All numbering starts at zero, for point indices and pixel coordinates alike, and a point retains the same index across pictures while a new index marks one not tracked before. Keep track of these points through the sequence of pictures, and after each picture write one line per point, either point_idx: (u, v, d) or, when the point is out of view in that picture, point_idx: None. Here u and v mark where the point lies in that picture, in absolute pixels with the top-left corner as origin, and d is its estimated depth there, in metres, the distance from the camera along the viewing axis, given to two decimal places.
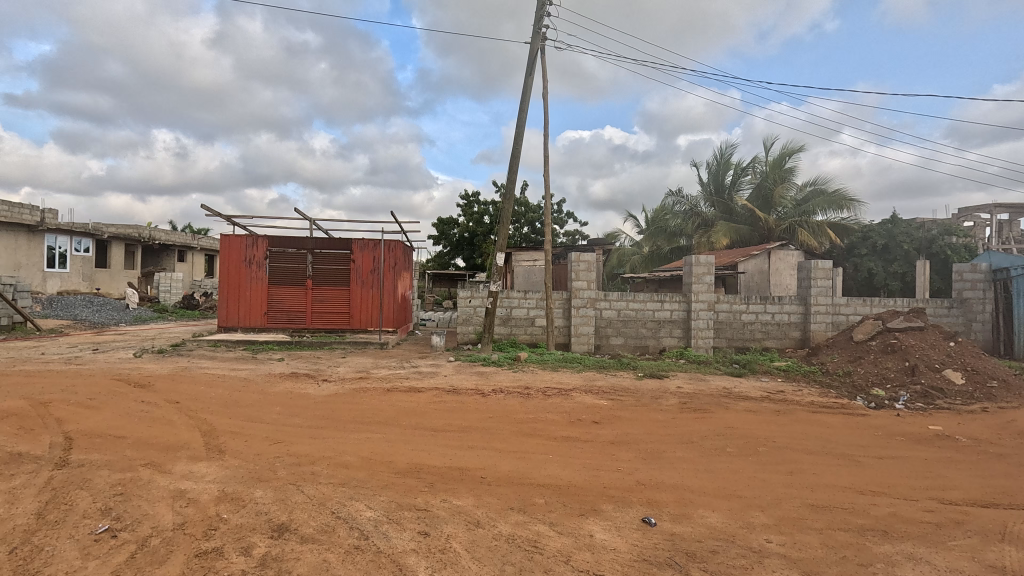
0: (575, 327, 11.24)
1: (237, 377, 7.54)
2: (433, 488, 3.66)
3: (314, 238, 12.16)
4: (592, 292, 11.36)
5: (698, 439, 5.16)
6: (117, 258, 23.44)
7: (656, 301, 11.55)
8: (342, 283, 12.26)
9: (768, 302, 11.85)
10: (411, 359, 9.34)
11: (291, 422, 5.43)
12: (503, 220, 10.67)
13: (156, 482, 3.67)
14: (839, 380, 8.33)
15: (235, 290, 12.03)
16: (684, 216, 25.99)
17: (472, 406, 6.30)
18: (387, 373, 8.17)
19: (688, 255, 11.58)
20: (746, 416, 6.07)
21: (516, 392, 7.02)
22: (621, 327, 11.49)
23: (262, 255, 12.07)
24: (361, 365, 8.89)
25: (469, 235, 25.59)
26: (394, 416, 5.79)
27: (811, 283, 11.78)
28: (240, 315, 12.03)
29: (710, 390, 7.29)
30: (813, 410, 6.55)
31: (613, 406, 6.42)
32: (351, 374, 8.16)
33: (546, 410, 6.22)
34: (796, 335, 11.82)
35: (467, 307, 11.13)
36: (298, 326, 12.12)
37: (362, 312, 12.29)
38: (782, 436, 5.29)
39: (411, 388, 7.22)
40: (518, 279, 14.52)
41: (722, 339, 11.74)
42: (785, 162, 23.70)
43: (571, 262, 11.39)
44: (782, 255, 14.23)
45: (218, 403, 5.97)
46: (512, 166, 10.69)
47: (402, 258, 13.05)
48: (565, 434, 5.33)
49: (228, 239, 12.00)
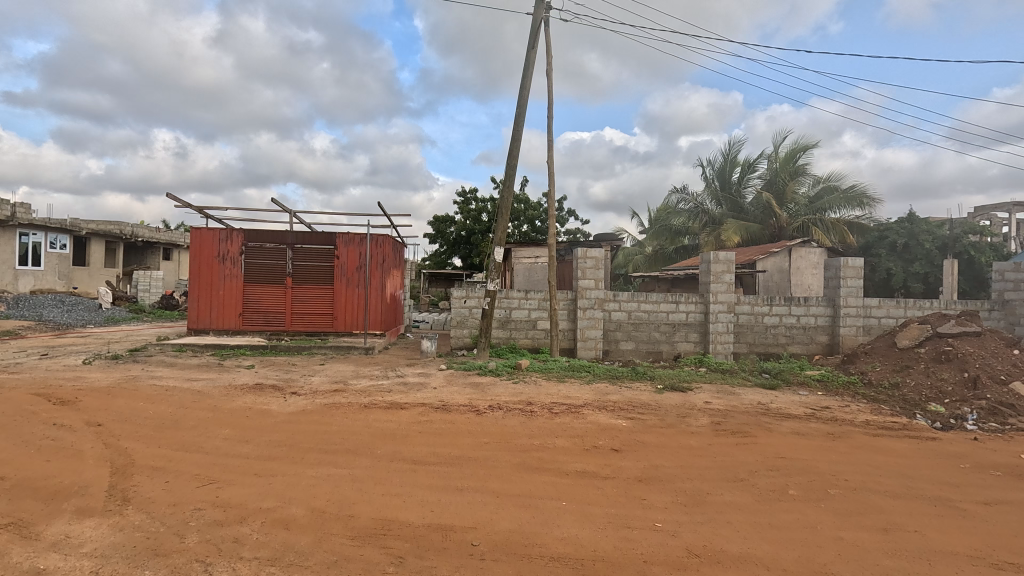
0: (581, 331, 10.17)
1: (190, 388, 6.44)
2: (402, 566, 2.58)
3: (295, 232, 11.09)
4: (600, 292, 10.29)
5: (749, 476, 4.08)
6: (97, 256, 22.31)
7: (670, 303, 10.50)
8: (326, 282, 11.17)
9: (793, 304, 10.80)
10: (397, 367, 8.24)
11: (235, 452, 4.33)
12: (504, 210, 9.38)
13: (8, 557, 2.59)
14: (886, 393, 7.28)
15: (207, 289, 10.94)
16: (690, 215, 24.98)
17: (465, 428, 5.21)
18: (367, 385, 7.07)
19: (706, 252, 10.55)
20: (796, 442, 5.00)
21: (517, 409, 5.93)
22: (632, 330, 10.42)
23: (237, 251, 10.98)
24: (339, 375, 7.78)
25: (466, 233, 24.48)
26: (366, 443, 4.69)
27: (840, 283, 10.75)
28: (212, 317, 10.94)
29: (745, 407, 6.21)
30: (872, 433, 5.47)
31: (634, 428, 5.32)
32: (328, 385, 7.06)
33: (553, 433, 5.12)
34: (824, 339, 10.79)
35: (462, 308, 10.01)
36: (276, 329, 11.03)
37: (347, 313, 11.20)
38: (851, 471, 4.22)
39: (393, 403, 6.12)
40: (518, 279, 13.42)
41: (743, 344, 10.68)
42: (797, 157, 22.64)
43: (577, 259, 10.32)
44: (803, 252, 13.15)
45: (152, 424, 4.88)
46: (513, 152, 9.64)
47: (391, 254, 11.95)
48: (579, 467, 4.26)
49: (199, 233, 10.91)
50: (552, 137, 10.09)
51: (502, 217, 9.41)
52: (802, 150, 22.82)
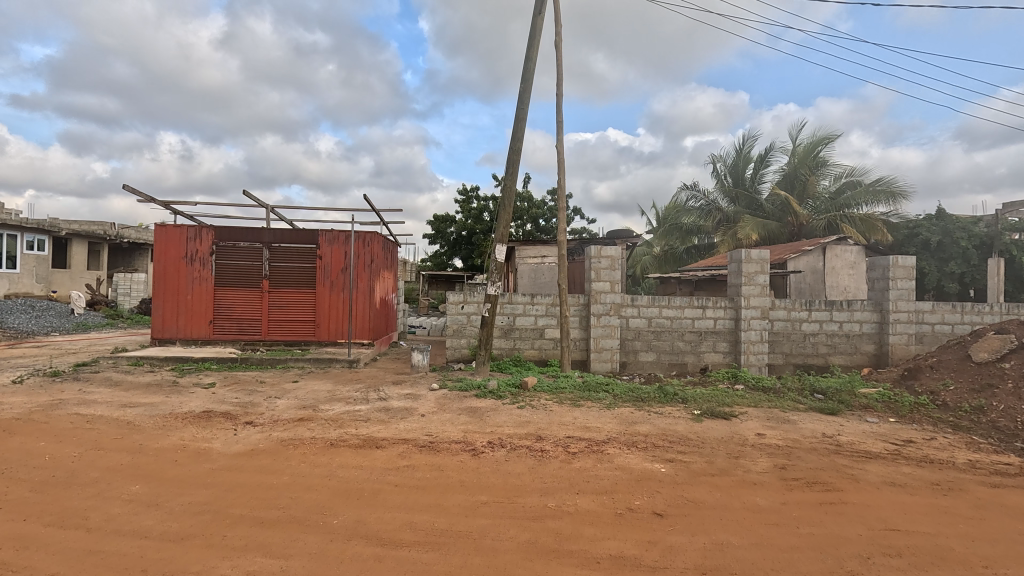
0: (595, 341, 8.92)
1: (121, 419, 5.22)
2: None
3: (273, 229, 9.90)
4: (616, 296, 9.03)
5: (863, 569, 2.82)
6: (79, 258, 21.15)
7: (695, 308, 9.25)
8: (307, 285, 9.97)
9: (835, 309, 9.53)
10: (381, 386, 7.00)
11: (131, 527, 3.10)
12: (506, 200, 8.08)
13: None
14: (971, 419, 5.98)
15: (173, 293, 9.73)
16: (701, 213, 23.68)
17: (458, 480, 3.96)
18: (341, 411, 5.82)
19: (736, 250, 9.28)
20: (900, 501, 3.74)
21: (522, 447, 4.67)
22: (652, 339, 9.16)
23: (207, 251, 9.78)
24: (311, 397, 6.53)
25: (468, 233, 23.24)
26: (320, 508, 3.45)
27: (889, 286, 9.47)
28: (178, 325, 9.72)
29: (810, 443, 4.93)
30: (989, 482, 4.16)
31: (680, 479, 4.06)
32: (295, 411, 5.83)
33: (573, 487, 3.86)
34: (869, 349, 9.52)
35: (459, 315, 8.76)
36: (251, 338, 9.82)
37: (330, 320, 9.99)
38: (1004, 557, 2.96)
39: (368, 437, 4.88)
40: (523, 281, 12.17)
41: (778, 354, 9.40)
42: (817, 151, 21.33)
43: (589, 258, 9.08)
44: (839, 250, 11.81)
45: (36, 479, 3.65)
46: (515, 136, 8.43)
47: (381, 254, 10.70)
48: (615, 550, 3.02)
49: (164, 231, 9.71)
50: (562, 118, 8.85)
51: (504, 210, 8.13)
52: (822, 143, 21.51)
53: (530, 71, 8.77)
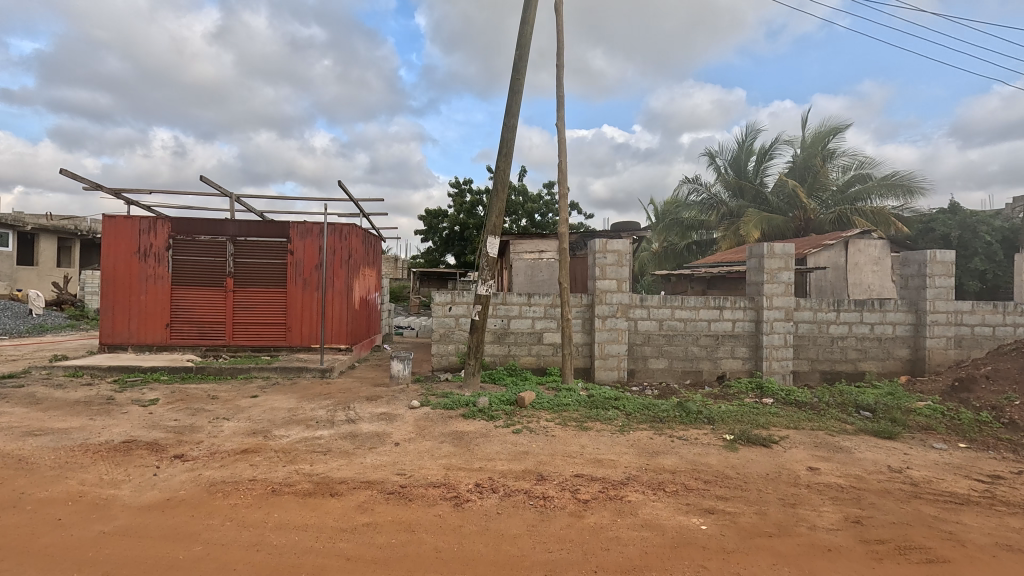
0: (600, 347, 7.91)
1: (12, 454, 4.14)
2: None
3: (239, 221, 8.82)
4: (624, 296, 8.01)
5: None
6: (48, 254, 19.95)
7: (712, 309, 8.26)
8: (277, 284, 8.89)
9: (866, 309, 8.56)
10: (352, 404, 5.94)
11: None
12: (499, 188, 7.04)
13: None
14: None
15: (124, 293, 8.62)
16: (703, 207, 22.73)
17: (431, 550, 2.92)
18: (297, 438, 4.77)
19: (757, 244, 8.29)
20: None
21: (520, 493, 3.65)
22: (664, 345, 8.17)
23: (162, 245, 8.68)
24: (266, 418, 5.47)
25: (460, 228, 22.18)
26: None
27: (925, 284, 8.52)
28: (131, 329, 8.62)
29: (880, 483, 3.94)
30: None
31: (729, 544, 3.04)
32: (241, 439, 4.77)
33: (588, 562, 2.83)
34: (902, 353, 8.58)
35: (445, 318, 7.72)
36: (213, 343, 8.75)
37: (303, 323, 8.93)
38: None
39: (322, 479, 3.83)
40: (519, 279, 11.13)
41: (803, 360, 8.43)
42: (826, 141, 20.40)
43: (593, 252, 8.06)
44: (862, 245, 10.84)
45: None
46: (510, 115, 7.41)
47: (361, 249, 9.64)
48: None
49: (112, 222, 8.60)
50: (563, 94, 7.81)
51: (497, 197, 7.09)
52: (831, 133, 20.57)
53: (526, 42, 7.74)
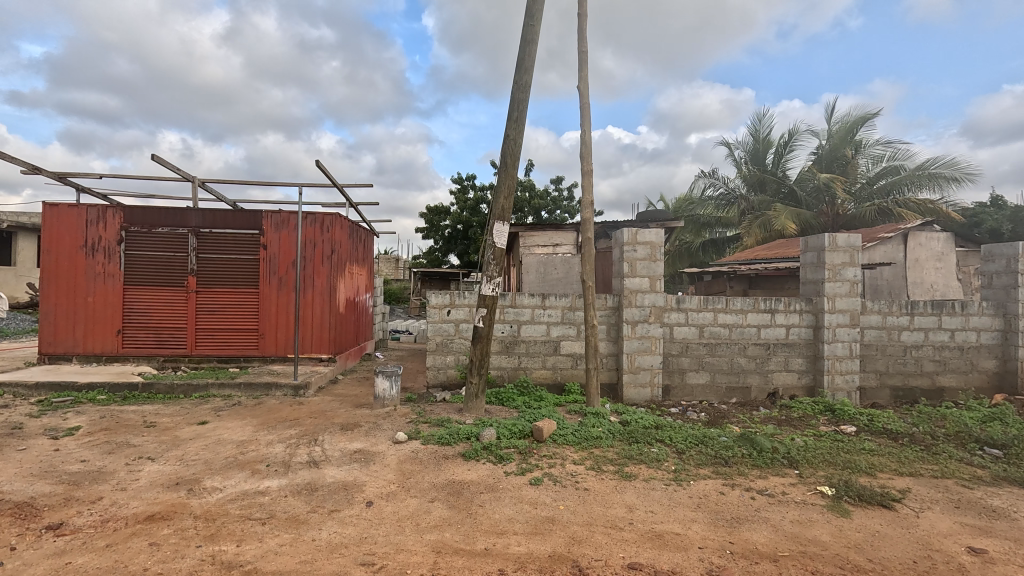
0: (629, 359, 6.57)
1: None
2: None
3: (203, 210, 7.53)
4: (658, 298, 6.66)
5: None
6: (27, 254, 18.81)
7: (762, 313, 6.89)
8: (247, 284, 7.61)
9: (946, 311, 7.16)
10: (321, 437, 4.62)
11: None
12: (508, 163, 5.71)
13: None
14: None
15: (67, 294, 7.35)
16: (721, 202, 21.36)
17: None
18: (234, 495, 3.44)
19: (817, 235, 6.90)
20: None
21: None
22: (705, 356, 6.83)
23: (113, 239, 7.42)
24: (206, 457, 4.15)
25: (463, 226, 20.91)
26: None
27: (1019, 283, 7.10)
28: (75, 337, 7.36)
29: None
30: None
31: None
32: (154, 495, 3.43)
33: None
34: (987, 364, 7.20)
35: (443, 324, 6.39)
36: (172, 353, 7.48)
37: (277, 329, 7.64)
38: None
39: None
40: (529, 277, 9.79)
41: (869, 373, 7.05)
42: (856, 130, 18.89)
43: (620, 245, 6.72)
44: (924, 238, 9.43)
45: None
46: (521, 76, 6.09)
47: (347, 244, 8.33)
48: None
49: (54, 211, 7.32)
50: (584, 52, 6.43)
51: (506, 175, 5.75)
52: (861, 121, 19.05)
53: None
